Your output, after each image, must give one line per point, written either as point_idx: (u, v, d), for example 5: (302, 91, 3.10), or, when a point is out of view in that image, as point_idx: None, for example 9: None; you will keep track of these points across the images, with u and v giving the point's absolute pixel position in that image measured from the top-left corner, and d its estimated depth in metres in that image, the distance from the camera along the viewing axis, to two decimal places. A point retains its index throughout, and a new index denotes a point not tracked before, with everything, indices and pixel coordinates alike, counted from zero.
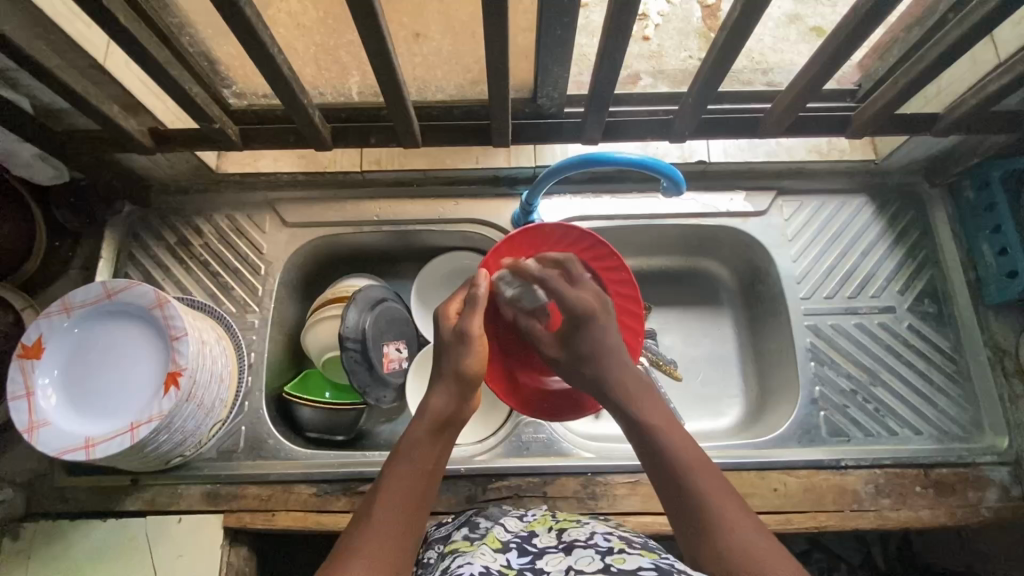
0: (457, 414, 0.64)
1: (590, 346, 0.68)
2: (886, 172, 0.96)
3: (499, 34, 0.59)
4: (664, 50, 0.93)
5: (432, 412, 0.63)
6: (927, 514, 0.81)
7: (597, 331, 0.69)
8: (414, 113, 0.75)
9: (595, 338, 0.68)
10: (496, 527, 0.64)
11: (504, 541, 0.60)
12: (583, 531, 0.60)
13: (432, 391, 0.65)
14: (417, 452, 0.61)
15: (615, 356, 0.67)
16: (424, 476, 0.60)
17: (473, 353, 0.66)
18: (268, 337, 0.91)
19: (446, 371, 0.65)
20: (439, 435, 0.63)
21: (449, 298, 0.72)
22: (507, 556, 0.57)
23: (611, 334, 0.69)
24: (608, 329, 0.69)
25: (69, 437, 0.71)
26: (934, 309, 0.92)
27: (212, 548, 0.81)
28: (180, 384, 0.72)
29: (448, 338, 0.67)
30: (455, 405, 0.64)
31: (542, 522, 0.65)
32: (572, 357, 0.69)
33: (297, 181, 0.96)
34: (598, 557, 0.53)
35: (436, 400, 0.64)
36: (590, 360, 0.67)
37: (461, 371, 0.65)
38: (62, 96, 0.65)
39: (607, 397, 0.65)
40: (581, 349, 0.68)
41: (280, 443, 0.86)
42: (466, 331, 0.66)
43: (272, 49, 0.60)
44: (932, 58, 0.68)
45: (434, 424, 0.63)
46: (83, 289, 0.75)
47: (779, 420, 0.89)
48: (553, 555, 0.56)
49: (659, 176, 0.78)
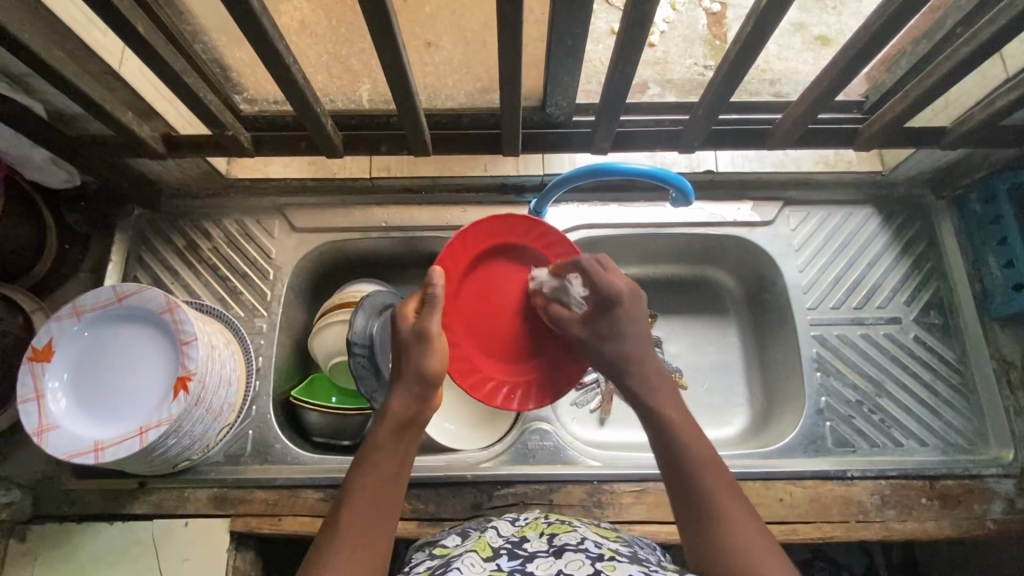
0: (420, 414, 0.65)
1: (611, 329, 0.69)
2: (892, 183, 0.96)
3: (513, 44, 0.59)
4: (670, 57, 0.97)
5: (395, 414, 0.64)
6: (933, 526, 0.81)
7: (622, 319, 0.69)
8: (425, 121, 0.75)
9: (621, 322, 0.69)
10: (487, 533, 0.63)
11: (494, 548, 0.59)
12: (573, 534, 0.60)
13: (396, 392, 0.66)
14: (383, 457, 0.61)
15: (637, 342, 0.69)
16: (390, 479, 0.60)
17: (435, 352, 0.66)
18: (275, 341, 0.92)
19: (410, 372, 0.66)
20: (403, 436, 0.63)
21: (406, 298, 0.70)
22: (496, 561, 0.56)
23: (634, 324, 0.69)
24: (637, 312, 0.70)
25: (79, 441, 0.72)
26: (940, 320, 0.92)
27: (219, 553, 0.81)
28: (189, 388, 0.73)
29: (405, 339, 0.67)
30: (416, 405, 0.65)
31: (534, 526, 0.65)
32: (595, 337, 0.71)
33: (306, 186, 0.97)
34: (589, 561, 0.54)
35: (398, 402, 0.65)
36: (610, 343, 0.69)
37: (425, 372, 0.66)
38: (78, 103, 0.65)
39: (627, 383, 0.68)
40: (602, 331, 0.70)
41: (287, 447, 0.87)
42: (425, 330, 0.66)
43: (287, 59, 0.61)
44: (939, 75, 0.68)
45: (398, 425, 0.63)
46: (94, 292, 0.76)
47: (784, 431, 0.89)
48: (544, 559, 0.56)
49: (668, 187, 0.78)
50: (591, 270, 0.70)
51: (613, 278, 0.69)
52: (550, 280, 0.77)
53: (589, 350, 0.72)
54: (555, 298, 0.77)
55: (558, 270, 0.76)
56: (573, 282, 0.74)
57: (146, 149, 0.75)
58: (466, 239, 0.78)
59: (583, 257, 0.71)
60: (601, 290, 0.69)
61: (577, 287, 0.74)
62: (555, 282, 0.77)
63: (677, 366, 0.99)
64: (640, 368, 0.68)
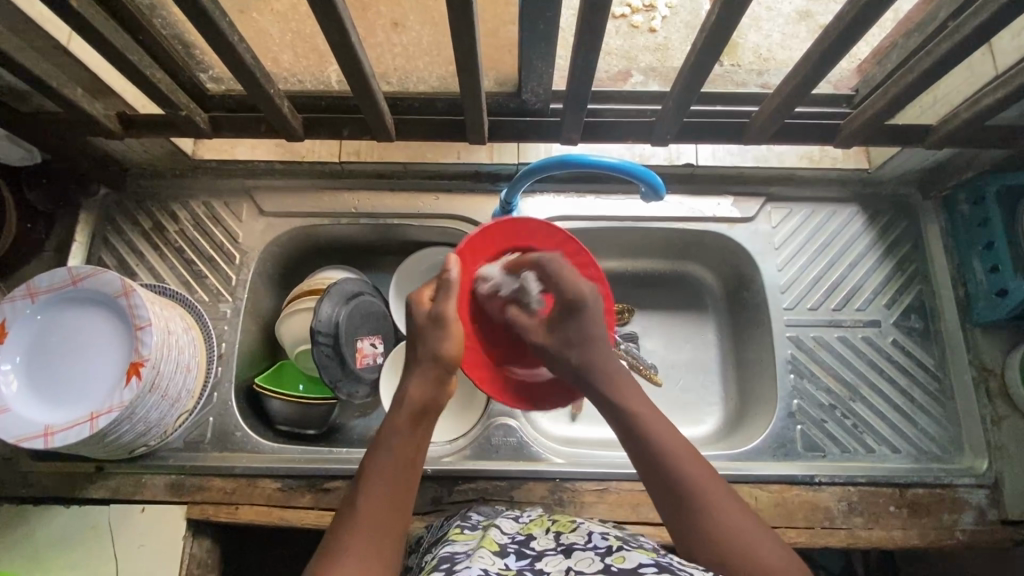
0: (435, 401, 0.64)
1: (580, 335, 0.68)
2: (879, 181, 0.93)
3: (469, 28, 0.56)
4: (670, 43, 0.93)
5: (411, 400, 0.63)
6: (899, 534, 0.80)
7: (587, 321, 0.69)
8: (386, 104, 0.72)
9: (586, 324, 0.68)
10: (493, 530, 0.62)
11: (502, 544, 0.58)
12: (581, 532, 0.58)
13: (414, 377, 0.65)
14: (399, 442, 0.61)
15: (601, 344, 0.68)
16: (406, 466, 0.60)
17: (450, 336, 0.66)
18: (240, 328, 0.90)
19: (426, 357, 0.65)
20: (418, 422, 0.63)
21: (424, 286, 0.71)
22: (505, 558, 0.55)
23: (598, 324, 0.69)
24: (598, 321, 0.69)
25: (28, 425, 0.70)
26: (920, 325, 0.89)
27: (174, 540, 0.80)
28: (142, 374, 0.71)
29: (422, 324, 0.67)
30: (432, 390, 0.64)
31: (539, 523, 0.64)
32: (557, 342, 0.69)
33: (274, 170, 0.94)
34: (597, 557, 0.53)
35: (413, 388, 0.64)
36: (576, 346, 0.68)
37: (442, 356, 0.65)
38: (22, 78, 0.63)
39: (589, 382, 0.66)
40: (570, 337, 0.68)
41: (247, 436, 0.86)
42: (441, 315, 0.67)
43: (231, 38, 0.58)
44: (920, 70, 0.65)
45: (416, 411, 0.63)
46: (48, 273, 0.74)
47: (754, 433, 0.88)
48: (553, 557, 0.55)
49: (638, 182, 0.76)
50: (557, 275, 0.70)
51: (580, 283, 0.70)
52: (505, 279, 0.74)
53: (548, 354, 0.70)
54: (515, 300, 0.75)
55: (513, 265, 0.73)
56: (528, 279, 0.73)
57: (99, 128, 0.73)
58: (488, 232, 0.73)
59: (547, 259, 0.71)
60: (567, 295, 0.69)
61: (535, 287, 0.73)
62: (512, 284, 0.74)
63: (652, 363, 0.97)
64: (602, 368, 0.66)
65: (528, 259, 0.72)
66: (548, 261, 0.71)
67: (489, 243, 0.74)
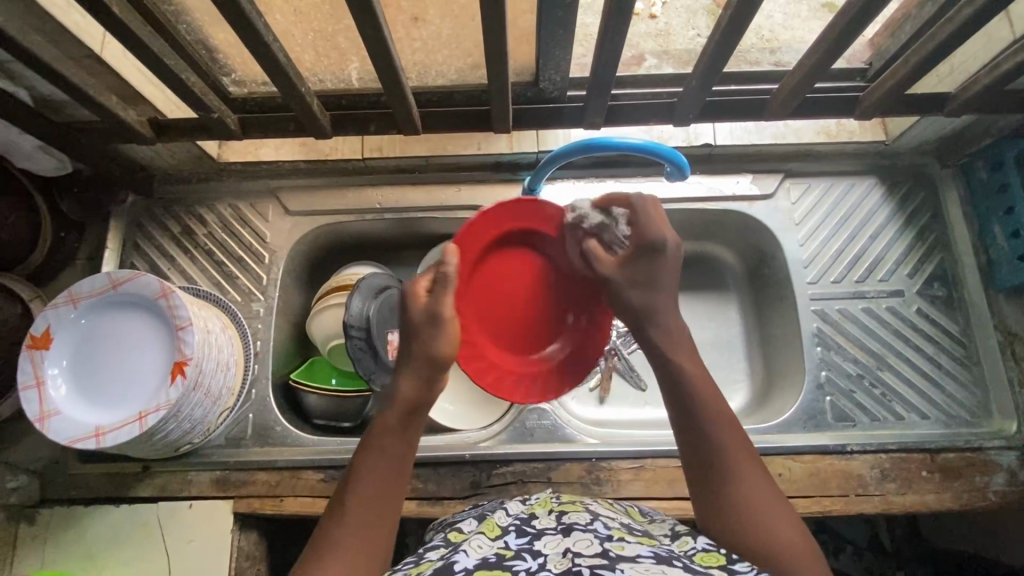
0: (426, 400, 0.63)
1: (649, 277, 0.66)
2: (896, 153, 0.94)
3: (498, 18, 0.57)
4: (671, 29, 0.91)
5: (403, 399, 0.62)
6: (933, 498, 0.81)
7: (659, 267, 0.66)
8: (412, 99, 0.74)
9: (657, 269, 0.66)
10: (495, 513, 0.61)
11: (503, 527, 0.57)
12: (583, 514, 0.57)
13: (404, 375, 0.64)
14: (388, 441, 0.61)
15: (667, 294, 0.66)
16: (393, 467, 0.60)
17: (446, 335, 0.64)
18: (273, 326, 0.92)
19: (417, 355, 0.64)
20: (408, 422, 0.62)
21: (419, 275, 0.67)
22: (504, 540, 0.54)
23: (672, 273, 0.66)
24: (674, 265, 0.67)
25: (79, 426, 0.72)
26: (944, 293, 0.90)
27: (223, 533, 0.82)
28: (186, 373, 0.73)
29: (417, 320, 0.64)
30: (425, 390, 0.63)
31: (544, 504, 0.62)
32: (625, 279, 0.67)
33: (298, 168, 0.95)
34: (597, 541, 0.52)
35: (406, 385, 0.63)
36: (640, 290, 0.66)
37: (437, 356, 0.64)
38: (62, 88, 0.65)
39: (647, 330, 0.65)
40: (638, 276, 0.67)
41: (287, 430, 0.87)
42: (437, 312, 0.63)
43: (267, 37, 0.59)
44: (942, 38, 0.66)
45: (406, 410, 0.62)
46: (89, 279, 0.76)
47: (784, 406, 0.89)
48: (552, 537, 0.54)
49: (662, 161, 0.77)
50: (643, 215, 0.66)
51: (660, 225, 0.66)
52: (592, 214, 0.72)
53: (612, 288, 0.69)
54: (593, 234, 0.72)
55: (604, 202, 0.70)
56: (616, 216, 0.70)
57: (133, 134, 0.75)
58: (484, 226, 0.73)
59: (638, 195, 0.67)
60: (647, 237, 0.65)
61: (621, 226, 0.70)
62: (598, 217, 0.71)
63: None
64: (664, 313, 0.65)
65: (624, 195, 0.69)
66: (638, 197, 0.67)
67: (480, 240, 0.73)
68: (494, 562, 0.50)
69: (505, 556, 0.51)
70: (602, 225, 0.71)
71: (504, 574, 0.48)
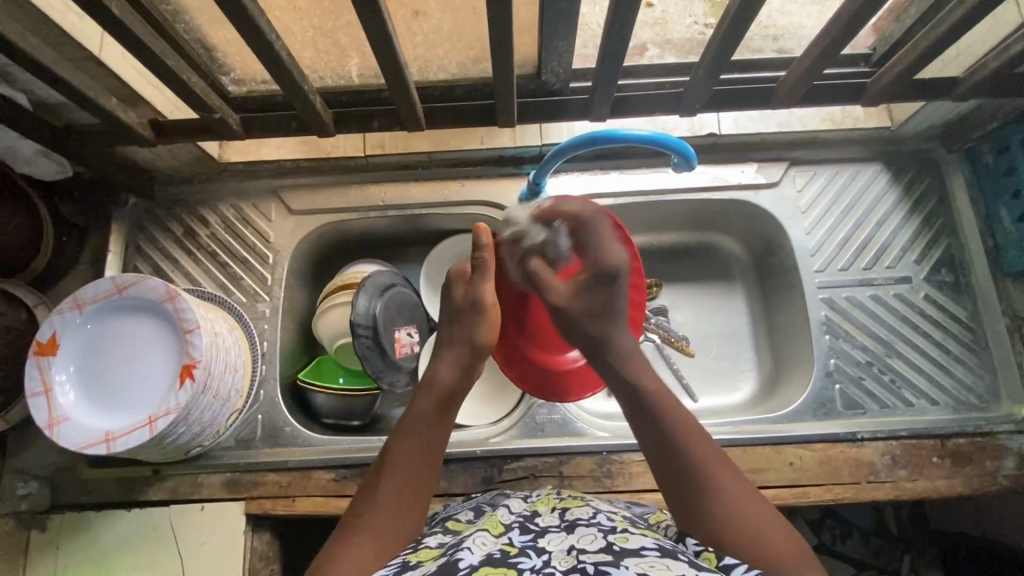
0: (464, 383, 0.68)
1: (600, 304, 0.72)
2: (901, 138, 0.94)
3: (505, 9, 0.57)
4: (669, 16, 0.80)
5: (444, 383, 0.66)
6: (944, 483, 0.81)
7: (612, 293, 0.72)
8: (417, 94, 0.74)
9: (606, 296, 0.72)
10: (499, 510, 0.61)
11: (506, 524, 0.57)
12: (586, 509, 0.58)
13: (445, 360, 0.68)
14: (426, 426, 0.63)
15: (619, 321, 0.72)
16: (432, 450, 0.62)
17: (486, 321, 0.70)
18: (279, 326, 0.91)
19: (461, 339, 0.69)
20: (447, 407, 0.65)
21: (458, 266, 0.74)
22: (508, 536, 0.54)
23: (623, 297, 0.72)
24: (621, 291, 0.72)
25: (90, 432, 0.72)
26: (951, 278, 0.90)
27: (236, 534, 0.82)
28: (195, 376, 0.72)
29: (460, 307, 0.70)
30: (464, 373, 0.68)
31: (546, 501, 0.63)
32: (580, 306, 0.72)
33: (300, 167, 0.95)
34: (601, 535, 0.52)
35: (448, 369, 0.67)
36: (595, 318, 0.72)
37: (478, 340, 0.69)
38: (63, 91, 0.64)
39: (605, 357, 0.70)
40: (589, 303, 0.72)
41: (297, 430, 0.87)
42: (479, 300, 0.70)
43: (268, 35, 0.59)
44: (955, 19, 0.65)
45: (446, 394, 0.65)
46: (94, 284, 0.76)
47: (793, 394, 0.89)
48: (556, 535, 0.54)
49: (669, 152, 0.76)
50: (595, 233, 0.73)
51: (608, 249, 0.72)
52: (537, 231, 0.77)
53: (565, 316, 0.73)
54: (538, 252, 0.78)
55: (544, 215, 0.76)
56: (558, 232, 0.76)
57: (134, 136, 0.74)
58: (519, 222, 0.80)
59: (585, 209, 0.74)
60: (601, 262, 0.72)
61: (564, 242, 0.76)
62: (541, 235, 0.77)
63: (683, 334, 0.98)
64: (615, 343, 0.70)
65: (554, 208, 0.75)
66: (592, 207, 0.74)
67: (516, 234, 0.81)
68: (500, 557, 0.49)
69: (511, 551, 0.50)
70: (545, 241, 0.77)
71: (509, 570, 0.47)
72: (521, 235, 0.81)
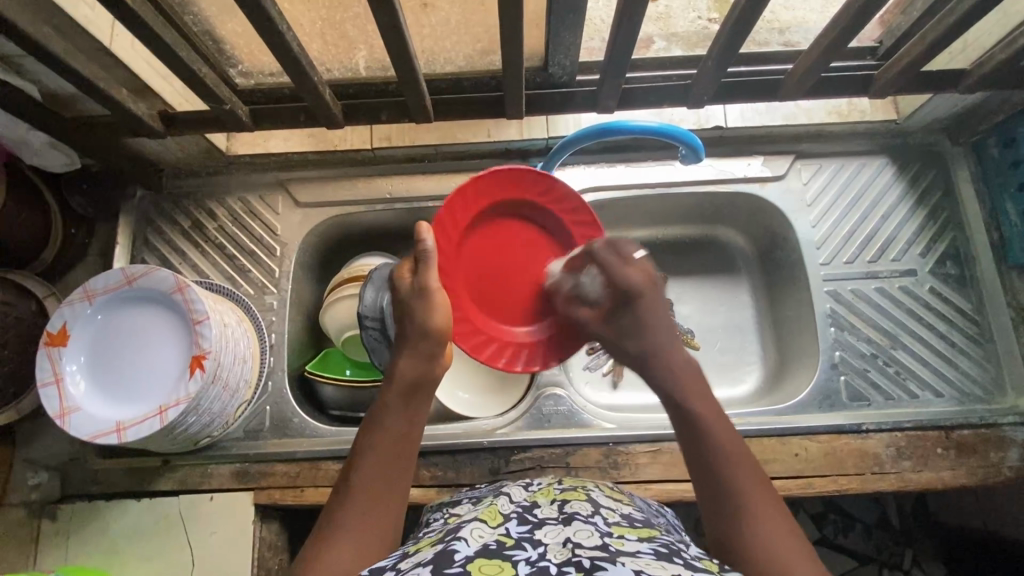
0: (427, 374, 0.64)
1: (634, 324, 0.66)
2: (907, 131, 0.94)
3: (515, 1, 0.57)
4: (672, 11, 0.81)
5: (403, 375, 0.63)
6: (948, 474, 0.82)
7: (642, 312, 0.66)
8: (425, 87, 0.74)
9: (641, 315, 0.66)
10: (497, 500, 0.61)
11: (504, 514, 0.57)
12: (585, 504, 0.57)
13: (403, 353, 0.65)
14: (391, 419, 0.61)
15: (659, 334, 0.65)
16: (400, 444, 0.60)
17: (435, 307, 0.65)
18: (287, 318, 0.92)
19: (413, 331, 0.65)
20: (410, 399, 0.63)
21: (401, 261, 0.69)
22: (505, 527, 0.54)
23: (658, 315, 0.66)
24: (658, 306, 0.66)
25: (100, 422, 0.72)
26: (957, 271, 0.91)
27: (245, 524, 0.83)
28: (205, 366, 0.73)
29: (407, 298, 0.66)
30: (423, 364, 0.64)
31: (546, 492, 0.62)
32: (613, 331, 0.68)
33: (307, 160, 0.95)
34: (598, 533, 0.51)
35: (405, 362, 0.64)
36: (632, 337, 0.66)
37: (430, 328, 0.65)
38: (74, 83, 0.64)
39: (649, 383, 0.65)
40: (624, 326, 0.67)
41: (305, 421, 0.88)
42: (425, 286, 0.65)
43: (280, 26, 0.59)
44: (963, 11, 0.65)
45: (405, 385, 0.63)
46: (104, 275, 0.76)
47: (798, 386, 0.89)
48: (552, 526, 0.53)
49: (677, 143, 0.77)
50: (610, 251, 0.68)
51: (628, 270, 0.66)
52: (566, 278, 0.74)
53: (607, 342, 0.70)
54: (573, 292, 0.73)
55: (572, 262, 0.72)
56: (586, 274, 0.71)
57: (144, 128, 0.74)
58: (467, 193, 0.72)
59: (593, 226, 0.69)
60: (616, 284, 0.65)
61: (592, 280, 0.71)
62: (569, 281, 0.73)
63: (688, 327, 0.99)
64: (662, 356, 0.64)
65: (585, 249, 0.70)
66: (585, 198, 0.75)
67: (463, 208, 0.72)
68: (494, 549, 0.49)
69: (505, 543, 0.50)
70: (575, 285, 0.73)
71: (503, 563, 0.47)
72: (469, 210, 0.73)
